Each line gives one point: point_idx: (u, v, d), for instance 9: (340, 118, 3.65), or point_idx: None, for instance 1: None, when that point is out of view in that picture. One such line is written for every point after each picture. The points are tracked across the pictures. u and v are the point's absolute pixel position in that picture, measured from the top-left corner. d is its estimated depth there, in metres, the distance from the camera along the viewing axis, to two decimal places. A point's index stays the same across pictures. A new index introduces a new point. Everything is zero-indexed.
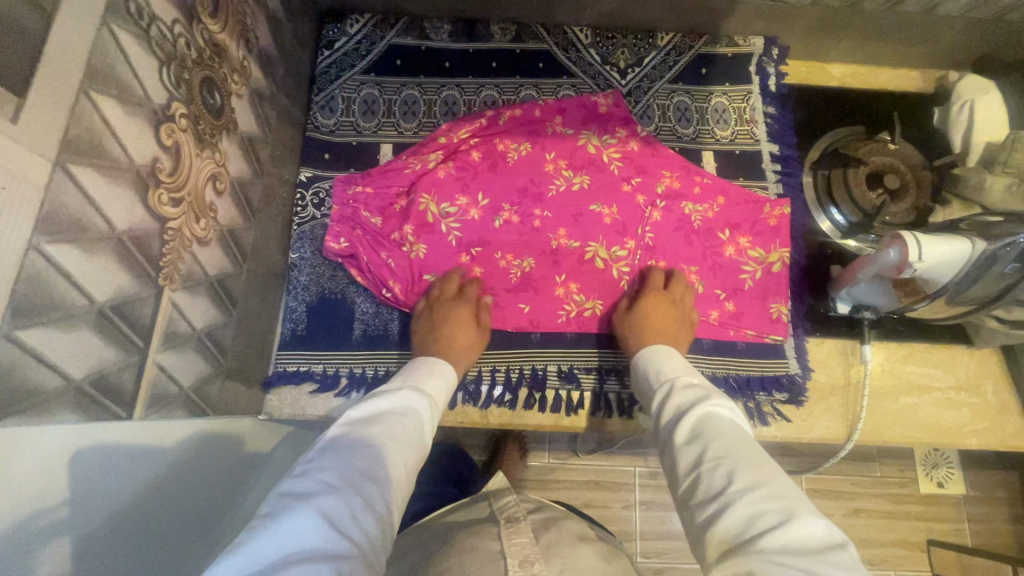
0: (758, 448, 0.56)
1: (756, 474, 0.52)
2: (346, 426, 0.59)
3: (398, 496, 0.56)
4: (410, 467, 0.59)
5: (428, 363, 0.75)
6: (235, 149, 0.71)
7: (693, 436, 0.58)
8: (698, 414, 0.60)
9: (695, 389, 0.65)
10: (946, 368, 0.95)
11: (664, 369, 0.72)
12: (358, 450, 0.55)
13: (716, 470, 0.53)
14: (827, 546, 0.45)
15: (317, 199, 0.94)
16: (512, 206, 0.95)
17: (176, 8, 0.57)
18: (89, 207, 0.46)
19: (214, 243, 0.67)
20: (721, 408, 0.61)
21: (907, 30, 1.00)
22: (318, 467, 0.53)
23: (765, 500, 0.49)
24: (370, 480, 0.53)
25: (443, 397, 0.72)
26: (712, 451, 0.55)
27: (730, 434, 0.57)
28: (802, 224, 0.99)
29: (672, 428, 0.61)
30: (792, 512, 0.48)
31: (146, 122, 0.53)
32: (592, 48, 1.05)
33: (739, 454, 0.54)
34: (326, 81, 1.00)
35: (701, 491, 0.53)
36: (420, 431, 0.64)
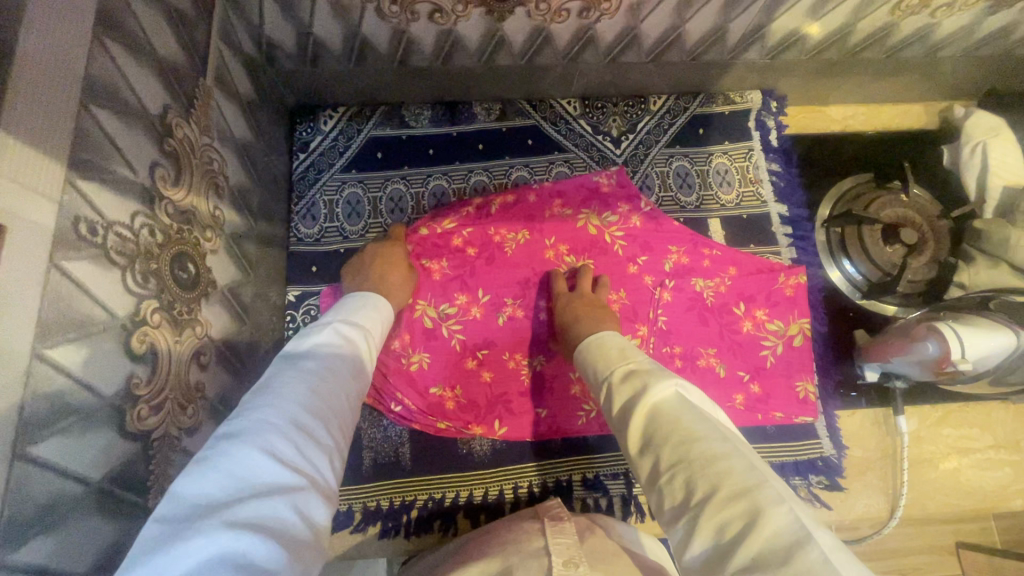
0: (709, 425, 0.46)
1: (712, 473, 0.42)
2: (284, 363, 0.51)
3: (342, 427, 0.50)
4: (350, 397, 0.53)
5: (349, 301, 0.68)
6: (216, 308, 0.65)
7: (646, 443, 0.49)
8: (643, 414, 0.51)
9: (634, 378, 0.56)
10: (982, 427, 0.91)
11: (599, 367, 0.63)
12: (298, 382, 0.48)
13: (675, 481, 0.44)
14: (797, 542, 0.37)
15: (309, 318, 0.88)
16: (514, 300, 0.89)
17: (134, 199, 0.51)
18: (54, 476, 0.41)
19: (204, 423, 0.61)
20: (663, 398, 0.51)
21: (911, 71, 0.95)
22: (255, 404, 0.45)
23: (726, 503, 0.40)
24: (317, 414, 0.47)
25: (377, 332, 0.66)
26: (666, 461, 0.45)
27: (678, 427, 0.47)
28: (819, 288, 0.94)
29: (622, 439, 0.52)
30: (757, 507, 0.39)
31: (114, 345, 0.47)
32: (581, 120, 0.99)
33: (690, 453, 0.44)
34: (305, 186, 0.94)
35: (667, 506, 0.44)
36: (360, 367, 0.58)
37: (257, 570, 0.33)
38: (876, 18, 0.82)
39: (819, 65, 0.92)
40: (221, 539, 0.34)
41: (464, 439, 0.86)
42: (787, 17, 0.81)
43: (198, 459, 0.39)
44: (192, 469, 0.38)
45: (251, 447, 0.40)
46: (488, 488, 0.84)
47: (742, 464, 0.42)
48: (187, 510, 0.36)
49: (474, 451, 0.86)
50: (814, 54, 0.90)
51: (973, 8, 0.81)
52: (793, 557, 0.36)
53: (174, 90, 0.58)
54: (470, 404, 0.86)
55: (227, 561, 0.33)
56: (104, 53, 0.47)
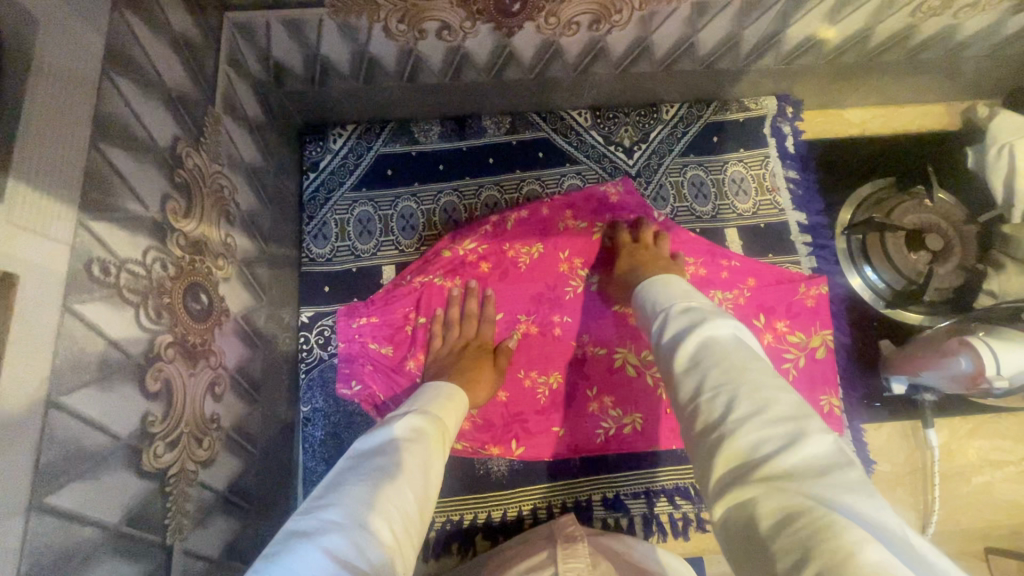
0: (761, 363, 0.46)
1: (760, 397, 0.42)
2: (354, 458, 0.54)
3: (407, 526, 0.49)
4: (420, 494, 0.52)
5: (426, 387, 0.70)
6: (230, 337, 0.65)
7: (692, 365, 0.48)
8: (695, 341, 0.49)
9: (694, 311, 0.54)
10: (1016, 438, 0.87)
11: (659, 298, 0.61)
12: (363, 478, 0.50)
13: (716, 400, 0.43)
14: (834, 463, 0.36)
15: (323, 339, 0.87)
16: (529, 316, 0.88)
17: (146, 234, 0.50)
18: (73, 524, 0.40)
19: (220, 453, 0.61)
20: (722, 335, 0.49)
21: (930, 71, 0.92)
22: (322, 505, 0.48)
23: (771, 421, 0.39)
24: (375, 514, 0.47)
25: (453, 418, 0.66)
26: (711, 381, 0.45)
27: (734, 355, 0.46)
28: (842, 297, 0.92)
29: (669, 362, 0.51)
30: (801, 429, 0.39)
31: (128, 384, 0.46)
32: (593, 130, 0.98)
33: (739, 377, 0.44)
34: (316, 206, 0.93)
35: (699, 422, 0.44)
36: (433, 456, 0.58)
37: None
38: (896, 20, 0.80)
39: (836, 68, 0.90)
40: None
41: (481, 459, 0.85)
42: (803, 22, 0.79)
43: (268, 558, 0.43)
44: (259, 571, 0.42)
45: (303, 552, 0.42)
46: (505, 508, 0.83)
47: (789, 398, 0.42)
48: None
49: (491, 471, 0.84)
50: (831, 58, 0.88)
51: (997, 7, 0.78)
52: (829, 473, 0.35)
53: (184, 121, 0.58)
54: (485, 424, 0.84)
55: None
56: (114, 89, 0.47)
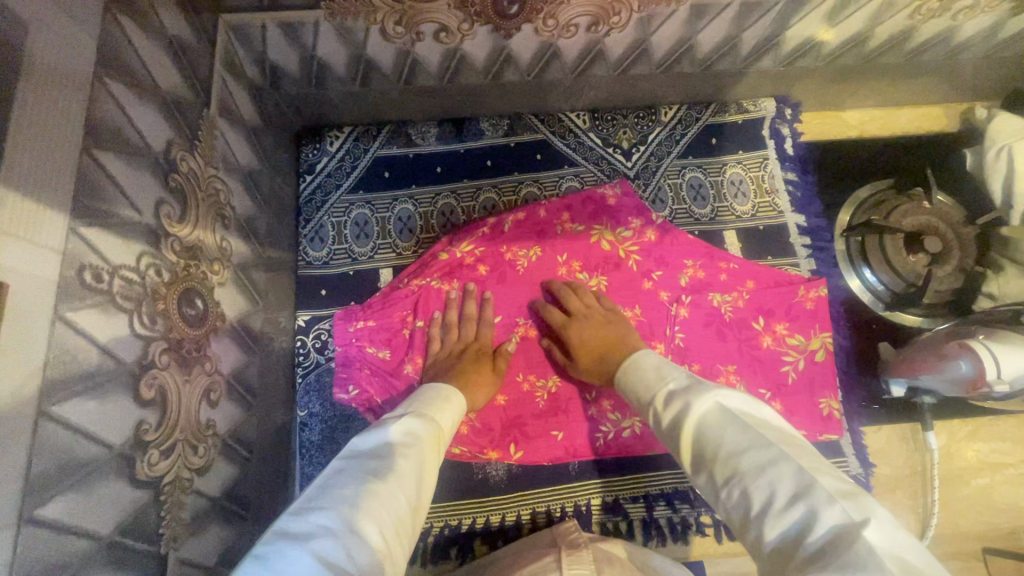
0: (751, 435, 0.44)
1: (764, 481, 0.41)
2: (347, 460, 0.54)
3: (399, 531, 0.49)
4: (413, 498, 0.52)
5: (422, 389, 0.70)
6: (226, 342, 0.64)
7: (697, 459, 0.47)
8: (687, 433, 0.49)
9: (674, 399, 0.53)
10: (1016, 441, 0.87)
11: (642, 388, 0.60)
12: (355, 481, 0.50)
13: (732, 495, 0.42)
14: (847, 534, 0.35)
15: (319, 343, 0.87)
16: (527, 319, 0.88)
17: (140, 240, 0.49)
18: (66, 534, 0.40)
19: (215, 461, 0.60)
20: (706, 419, 0.48)
21: (929, 73, 0.92)
22: (315, 505, 0.47)
23: (782, 511, 0.38)
24: (367, 517, 0.46)
25: (449, 421, 0.65)
26: (719, 476, 0.44)
27: (724, 442, 0.45)
28: (841, 299, 0.92)
29: (679, 457, 0.50)
30: (811, 509, 0.37)
31: (121, 392, 0.46)
32: (591, 132, 0.97)
33: (739, 467, 0.43)
34: (313, 209, 0.93)
35: (732, 518, 0.43)
36: (427, 459, 0.57)
37: None
38: (895, 22, 0.80)
39: (834, 70, 0.90)
40: None
41: (480, 463, 0.84)
42: (801, 24, 0.79)
43: (259, 558, 0.43)
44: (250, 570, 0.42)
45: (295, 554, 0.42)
46: (504, 513, 0.83)
47: (789, 467, 0.40)
48: None
49: (490, 475, 0.84)
50: (831, 60, 0.88)
51: (996, 9, 0.78)
52: (841, 549, 0.34)
53: (178, 124, 0.57)
54: (484, 428, 0.83)
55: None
56: (106, 93, 0.46)
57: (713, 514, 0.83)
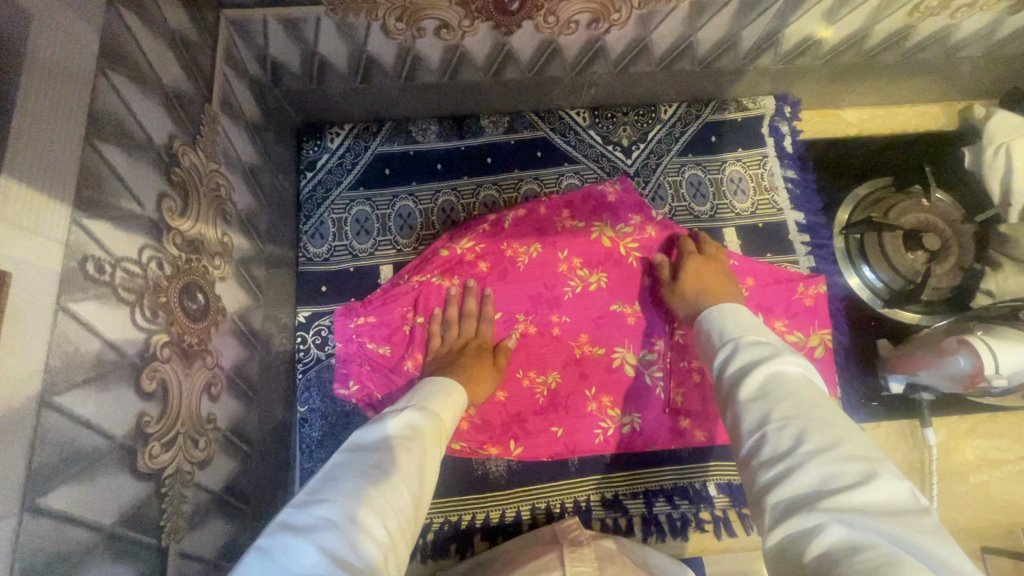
0: (829, 403, 0.47)
1: (832, 432, 0.43)
2: (348, 454, 0.53)
3: (402, 522, 0.49)
4: (415, 491, 0.52)
5: (421, 383, 0.70)
6: (227, 337, 0.64)
7: (760, 396, 0.48)
8: (771, 372, 0.50)
9: (765, 347, 0.54)
10: (1014, 437, 0.87)
11: (728, 330, 0.61)
12: (358, 475, 0.50)
13: (784, 432, 0.44)
14: (904, 507, 0.38)
15: (320, 339, 0.87)
16: (527, 316, 0.89)
17: (142, 233, 0.50)
18: (68, 524, 0.40)
19: (216, 455, 0.60)
20: (792, 372, 0.50)
21: (927, 72, 0.93)
22: (316, 499, 0.47)
23: (843, 458, 0.40)
24: (371, 510, 0.47)
25: (449, 416, 0.66)
26: (780, 412, 0.46)
27: (805, 392, 0.47)
28: (840, 296, 0.92)
29: (733, 391, 0.52)
30: (871, 471, 0.40)
31: (123, 384, 0.46)
32: (591, 130, 0.97)
33: (808, 413, 0.45)
34: (313, 206, 0.93)
35: (765, 449, 0.44)
36: (428, 453, 0.57)
37: None
38: (893, 20, 0.80)
39: (833, 69, 0.90)
40: None
41: (480, 459, 0.84)
42: (801, 22, 0.79)
43: (261, 551, 0.43)
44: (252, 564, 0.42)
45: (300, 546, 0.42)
46: (504, 509, 0.83)
47: (862, 439, 0.43)
48: None
49: (490, 471, 0.84)
50: (830, 58, 0.88)
51: (994, 8, 0.79)
52: (897, 514, 0.37)
53: (180, 119, 0.57)
54: (484, 424, 0.83)
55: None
56: (109, 86, 0.47)
57: (713, 510, 0.83)
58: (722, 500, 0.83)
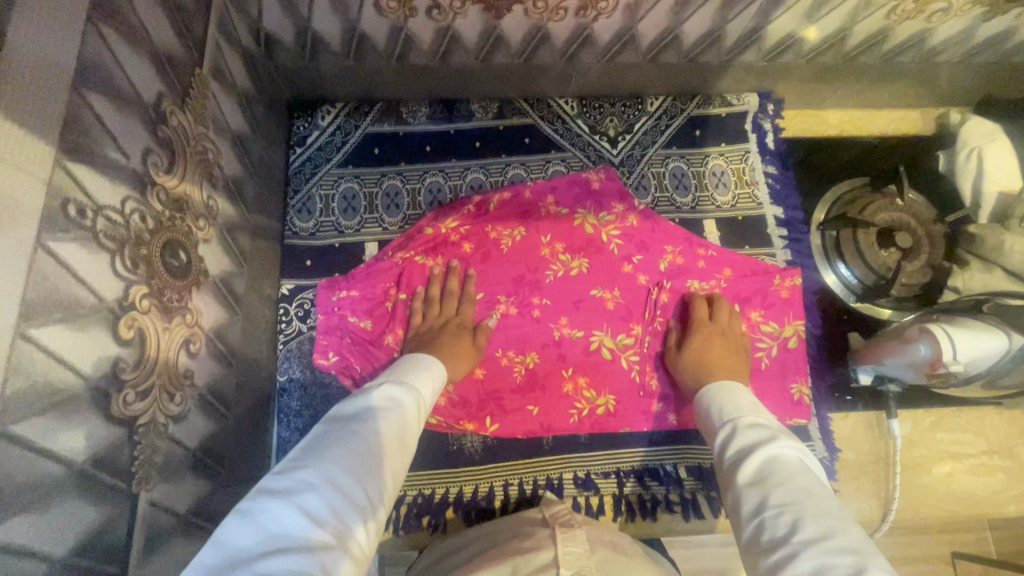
0: (827, 494, 0.51)
1: (827, 525, 0.47)
2: (330, 423, 0.55)
3: (383, 490, 0.51)
4: (395, 460, 0.54)
5: (407, 358, 0.71)
6: (208, 299, 0.65)
7: (758, 481, 0.54)
8: (764, 458, 0.56)
9: (761, 429, 0.61)
10: (977, 432, 0.90)
11: (726, 407, 0.67)
12: (341, 442, 0.52)
13: (782, 519, 0.49)
14: None
15: (302, 312, 0.87)
16: (508, 297, 0.90)
17: (126, 183, 0.51)
18: (40, 456, 0.41)
19: (192, 411, 0.61)
20: (788, 455, 0.56)
21: (906, 75, 0.96)
22: (301, 463, 0.49)
23: (833, 551, 0.44)
24: (354, 478, 0.48)
25: (431, 393, 0.67)
26: (776, 499, 0.51)
27: (799, 480, 0.52)
28: (814, 290, 0.94)
29: (733, 472, 0.57)
30: (862, 566, 0.43)
31: (100, 327, 0.47)
32: (579, 119, 0.99)
33: (805, 502, 0.50)
34: (301, 181, 0.94)
35: (765, 536, 0.49)
36: (408, 424, 0.59)
37: None
38: (872, 21, 0.83)
39: (814, 68, 0.93)
40: None
41: (455, 435, 0.85)
42: (783, 19, 0.82)
43: (242, 508, 0.44)
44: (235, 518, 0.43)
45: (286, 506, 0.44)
46: (477, 484, 0.84)
47: (857, 533, 0.46)
48: (231, 554, 0.41)
49: (465, 447, 0.85)
50: (810, 57, 0.91)
51: (968, 13, 0.81)
52: None
53: (169, 78, 0.58)
54: (461, 400, 0.85)
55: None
56: (100, 37, 0.48)
57: (683, 493, 0.84)
58: (692, 482, 0.85)
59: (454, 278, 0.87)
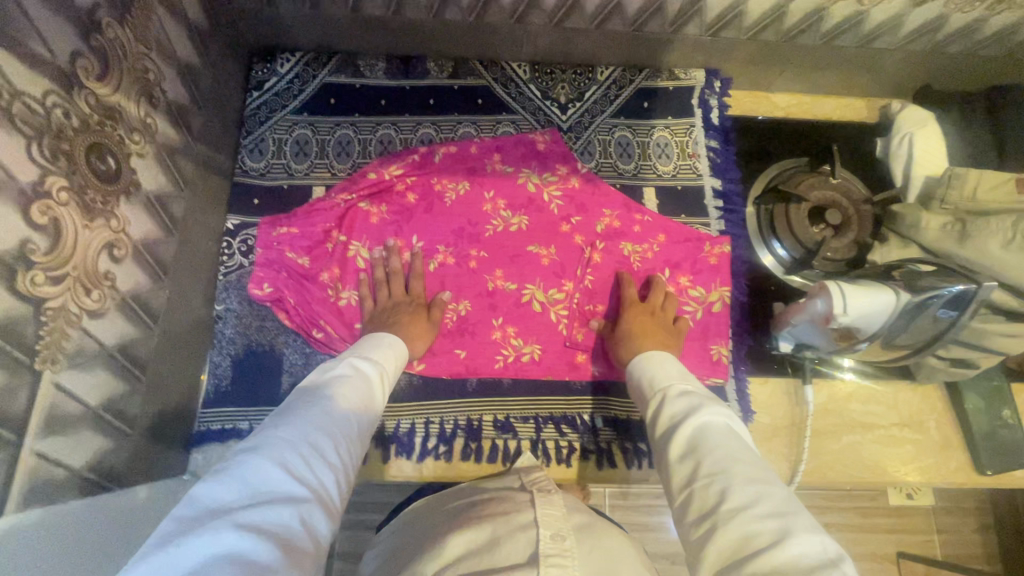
0: (751, 457, 0.55)
1: (753, 492, 0.51)
2: (300, 395, 0.60)
3: (352, 451, 0.57)
4: (361, 426, 0.60)
5: (373, 336, 0.77)
6: (138, 212, 0.68)
7: (688, 451, 0.58)
8: (690, 428, 0.60)
9: (687, 398, 0.65)
10: (889, 405, 0.93)
11: (657, 375, 0.72)
12: (313, 411, 0.56)
13: (711, 487, 0.53)
14: (822, 564, 0.44)
15: (245, 247, 0.90)
16: (447, 248, 0.93)
17: (48, 78, 0.54)
18: None
19: (112, 312, 0.64)
20: (714, 422, 0.60)
21: (847, 61, 0.99)
22: (276, 427, 0.53)
23: (759, 518, 0.48)
24: (327, 439, 0.54)
25: (392, 369, 0.73)
26: (706, 468, 0.55)
27: (727, 447, 0.56)
28: (743, 260, 0.97)
29: (666, 441, 0.61)
30: (789, 529, 0.47)
31: (9, 204, 0.50)
32: (531, 83, 1.02)
33: (732, 470, 0.53)
34: (256, 123, 0.97)
35: (696, 505, 0.53)
36: (372, 395, 0.65)
37: (255, 561, 0.40)
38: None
39: (757, 46, 0.96)
40: (228, 532, 0.41)
41: None
42: None
43: (218, 468, 0.47)
44: (213, 476, 0.46)
45: (267, 464, 0.47)
46: (399, 420, 0.86)
47: (782, 495, 0.51)
48: (213, 505, 0.44)
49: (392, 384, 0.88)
50: (752, 34, 0.94)
51: None
52: (817, 569, 0.43)
53: None
54: None
55: (225, 559, 0.39)
56: None
57: (598, 442, 0.87)
58: (607, 432, 0.88)
59: (396, 257, 0.90)
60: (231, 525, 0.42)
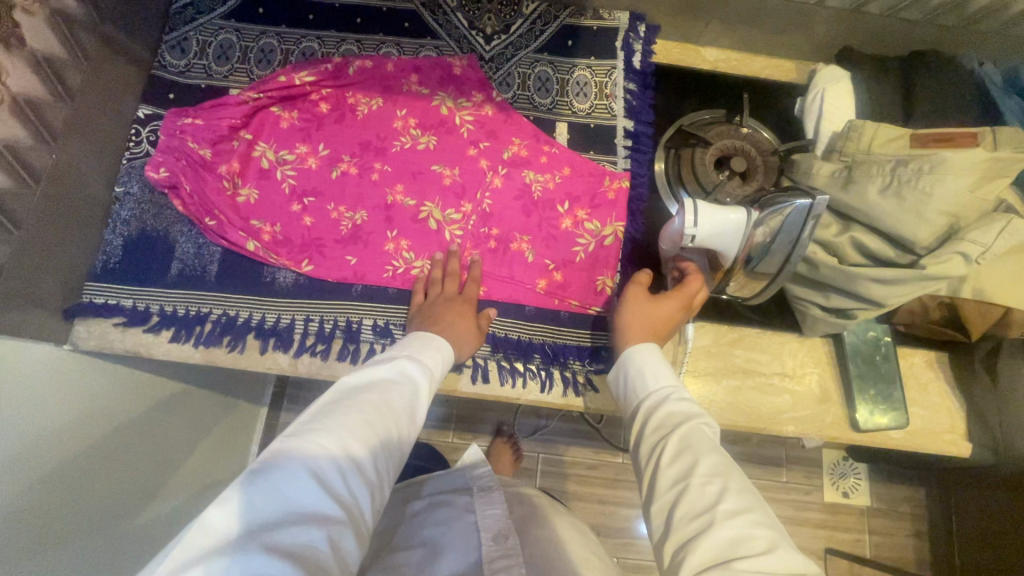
0: (740, 472, 0.57)
1: (747, 501, 0.53)
2: (342, 393, 0.59)
3: (388, 464, 0.57)
4: (402, 436, 0.59)
5: (422, 333, 0.74)
6: (22, 65, 0.72)
7: (682, 451, 0.58)
8: (690, 427, 0.61)
9: (688, 402, 0.65)
10: (774, 354, 0.94)
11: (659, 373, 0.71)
12: (353, 417, 0.55)
13: (710, 486, 0.54)
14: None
15: (153, 136, 0.93)
16: (352, 158, 0.95)
17: None
18: None
19: None
20: (710, 431, 0.61)
21: (768, 15, 1.00)
22: (316, 429, 0.53)
23: (750, 527, 0.50)
24: (362, 453, 0.53)
25: (440, 371, 0.72)
26: (705, 469, 0.56)
27: (722, 455, 0.58)
28: (643, 200, 0.98)
29: (661, 436, 0.61)
30: (772, 541, 0.49)
31: None
32: (458, 12, 1.04)
33: (727, 477, 0.55)
34: (180, 22, 0.99)
35: (689, 502, 0.54)
36: (417, 402, 0.63)
37: None
38: None
39: None
40: (259, 553, 0.42)
41: (270, 268, 0.90)
42: None
43: (256, 468, 0.48)
44: (249, 479, 0.47)
45: (302, 478, 0.48)
46: (279, 314, 0.88)
47: (768, 509, 0.53)
48: (247, 515, 0.45)
49: (277, 280, 0.89)
50: None
51: None
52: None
53: None
54: (285, 239, 0.91)
55: None
56: None
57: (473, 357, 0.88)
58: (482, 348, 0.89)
59: (455, 259, 0.90)
60: (262, 545, 0.43)
